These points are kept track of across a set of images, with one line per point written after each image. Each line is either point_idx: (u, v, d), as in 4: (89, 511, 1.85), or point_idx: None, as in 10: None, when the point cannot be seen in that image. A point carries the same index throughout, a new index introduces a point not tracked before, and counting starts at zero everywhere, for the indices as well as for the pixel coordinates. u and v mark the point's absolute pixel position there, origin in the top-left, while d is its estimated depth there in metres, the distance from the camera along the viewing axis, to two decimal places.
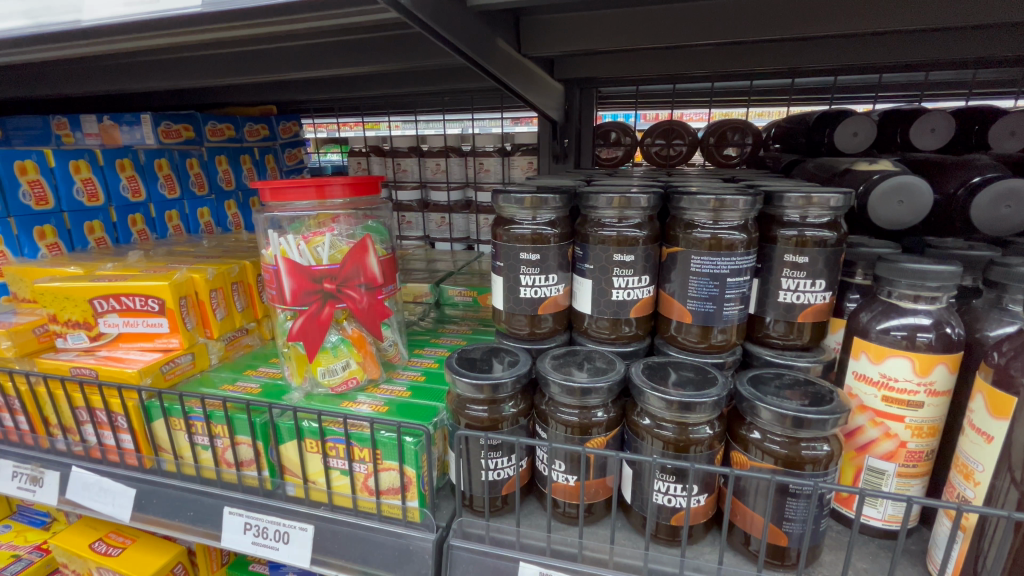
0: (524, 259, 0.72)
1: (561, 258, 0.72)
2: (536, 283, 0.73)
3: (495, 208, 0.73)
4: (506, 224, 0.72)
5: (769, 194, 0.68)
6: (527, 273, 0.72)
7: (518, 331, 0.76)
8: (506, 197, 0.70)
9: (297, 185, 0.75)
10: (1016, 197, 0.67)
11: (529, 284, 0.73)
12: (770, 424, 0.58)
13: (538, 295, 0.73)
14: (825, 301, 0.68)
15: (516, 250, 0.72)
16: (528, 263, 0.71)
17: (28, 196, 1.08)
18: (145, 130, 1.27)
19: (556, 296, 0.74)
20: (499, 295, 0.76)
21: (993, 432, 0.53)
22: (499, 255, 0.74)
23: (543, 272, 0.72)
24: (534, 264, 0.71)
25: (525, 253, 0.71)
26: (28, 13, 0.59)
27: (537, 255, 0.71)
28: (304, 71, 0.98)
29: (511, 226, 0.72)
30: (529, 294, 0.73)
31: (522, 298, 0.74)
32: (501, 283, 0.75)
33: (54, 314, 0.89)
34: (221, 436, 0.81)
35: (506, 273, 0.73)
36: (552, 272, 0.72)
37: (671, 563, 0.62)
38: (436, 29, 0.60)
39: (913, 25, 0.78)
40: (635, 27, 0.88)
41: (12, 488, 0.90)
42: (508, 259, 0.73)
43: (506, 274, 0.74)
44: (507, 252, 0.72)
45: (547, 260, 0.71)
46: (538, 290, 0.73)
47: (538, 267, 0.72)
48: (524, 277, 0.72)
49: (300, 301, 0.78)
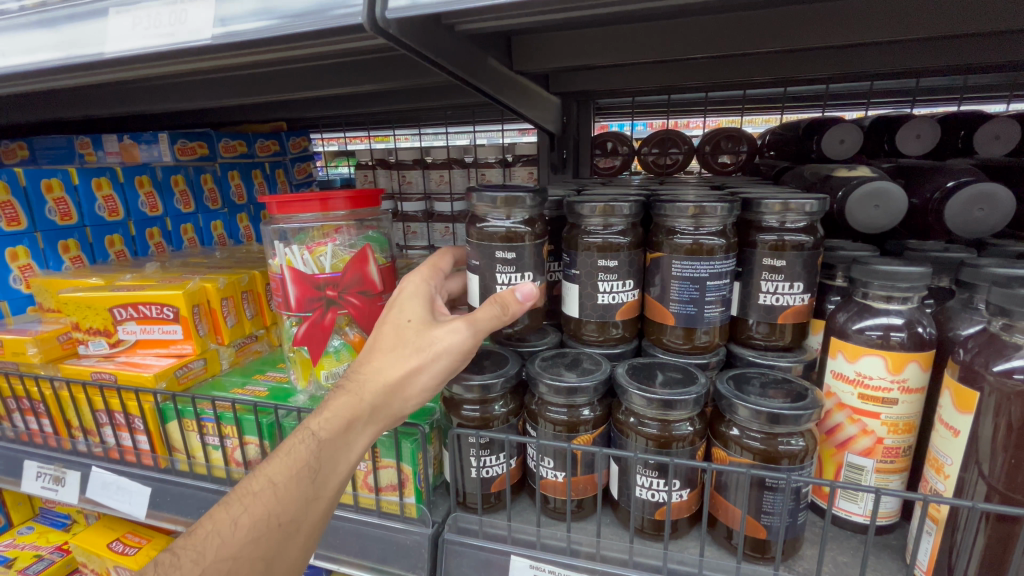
0: (499, 258, 0.72)
1: (536, 256, 0.73)
2: (512, 281, 0.72)
3: (468, 207, 0.74)
4: (479, 223, 0.73)
5: (748, 201, 0.71)
6: (504, 271, 0.72)
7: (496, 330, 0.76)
8: (479, 196, 0.71)
9: (301, 199, 0.81)
10: (987, 200, 0.69)
11: (505, 282, 0.72)
12: (747, 421, 0.61)
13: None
14: (804, 303, 0.71)
15: (491, 249, 0.72)
16: (503, 261, 0.71)
17: (53, 212, 1.15)
18: (162, 148, 1.36)
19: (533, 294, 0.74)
20: (474, 294, 0.76)
21: (960, 427, 0.55)
22: (474, 254, 0.74)
23: (518, 270, 0.72)
24: (509, 262, 0.71)
25: (501, 251, 0.71)
26: (58, 46, 0.65)
27: (511, 253, 0.71)
28: (309, 91, 1.03)
29: (483, 225, 0.72)
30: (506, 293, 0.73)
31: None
32: (475, 282, 0.75)
33: (77, 322, 0.95)
34: (230, 436, 0.85)
35: (483, 271, 0.73)
36: (528, 270, 0.72)
37: (655, 556, 0.64)
38: (424, 53, 0.64)
39: (889, 36, 0.80)
40: (623, 42, 0.92)
41: (36, 488, 0.95)
42: (484, 257, 0.72)
43: (482, 273, 0.73)
44: (482, 251, 0.72)
45: (522, 257, 0.71)
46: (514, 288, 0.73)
47: (514, 265, 0.72)
48: (500, 275, 0.72)
49: (305, 307, 0.83)
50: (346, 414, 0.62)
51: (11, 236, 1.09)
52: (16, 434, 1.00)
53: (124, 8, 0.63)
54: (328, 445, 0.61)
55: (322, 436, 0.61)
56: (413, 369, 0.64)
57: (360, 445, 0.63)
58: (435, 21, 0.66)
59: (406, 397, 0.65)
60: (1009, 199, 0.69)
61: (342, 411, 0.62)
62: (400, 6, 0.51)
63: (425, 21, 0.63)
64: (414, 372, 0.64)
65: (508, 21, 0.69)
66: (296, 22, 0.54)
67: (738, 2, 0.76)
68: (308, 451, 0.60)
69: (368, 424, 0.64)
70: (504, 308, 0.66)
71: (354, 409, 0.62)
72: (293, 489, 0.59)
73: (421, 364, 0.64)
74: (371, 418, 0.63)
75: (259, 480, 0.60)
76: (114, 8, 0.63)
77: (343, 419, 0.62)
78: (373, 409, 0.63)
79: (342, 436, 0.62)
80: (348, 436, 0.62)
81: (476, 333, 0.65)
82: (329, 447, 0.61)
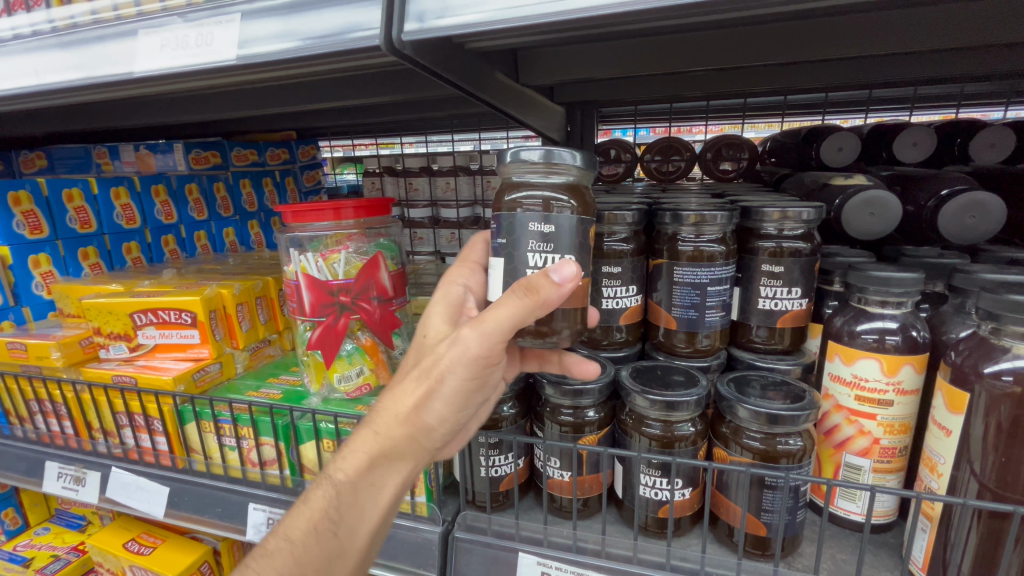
0: (532, 232, 0.56)
1: (580, 236, 0.57)
2: (546, 265, 0.56)
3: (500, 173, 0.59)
4: (510, 190, 0.58)
5: (747, 209, 0.73)
6: (537, 250, 0.56)
7: (522, 332, 0.58)
8: (514, 154, 0.57)
9: (316, 208, 0.84)
10: (979, 209, 0.72)
11: (538, 266, 0.56)
12: (748, 421, 0.63)
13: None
14: (802, 308, 0.73)
15: (522, 220, 0.56)
16: (537, 236, 0.56)
17: (73, 221, 1.18)
18: (177, 157, 1.38)
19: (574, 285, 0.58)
20: (497, 284, 0.59)
21: (951, 426, 0.57)
22: (501, 229, 0.58)
23: (557, 251, 0.56)
24: (546, 238, 0.56)
25: (535, 222, 0.56)
26: (89, 66, 0.68)
27: (550, 224, 0.55)
28: (321, 103, 1.06)
29: (516, 192, 0.57)
30: None
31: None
32: (499, 267, 0.59)
33: (98, 327, 0.98)
34: (246, 437, 0.88)
35: (509, 251, 0.57)
36: (568, 252, 0.56)
37: (659, 552, 0.66)
38: (435, 71, 0.67)
39: (883, 50, 0.83)
40: (625, 56, 0.94)
41: (57, 488, 0.98)
42: (514, 232, 0.57)
43: (509, 253, 0.57)
44: (512, 223, 0.57)
45: (562, 233, 0.56)
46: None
47: (552, 243, 0.56)
48: (532, 255, 0.56)
49: (319, 312, 0.86)
50: (367, 453, 0.58)
51: (33, 244, 1.12)
52: (37, 436, 1.03)
53: (153, 30, 0.66)
54: (350, 489, 0.58)
55: (340, 480, 0.58)
56: (425, 396, 0.58)
57: (385, 488, 0.60)
58: (445, 40, 0.69)
59: (427, 427, 0.59)
60: (1000, 207, 0.72)
61: (363, 450, 0.58)
62: (413, 30, 0.54)
63: (436, 41, 0.67)
64: (424, 399, 0.57)
65: (515, 39, 0.72)
66: (318, 44, 0.57)
67: (738, 18, 0.78)
68: (327, 498, 0.57)
69: (392, 463, 0.59)
70: (532, 296, 0.53)
71: (375, 447, 0.58)
72: (312, 548, 0.56)
73: (437, 387, 0.58)
74: (395, 455, 0.59)
75: (275, 540, 0.57)
76: (143, 29, 0.67)
77: (364, 461, 0.58)
78: (394, 445, 0.58)
79: (364, 479, 0.58)
80: (371, 478, 0.59)
81: (489, 342, 0.55)
82: (350, 492, 0.58)
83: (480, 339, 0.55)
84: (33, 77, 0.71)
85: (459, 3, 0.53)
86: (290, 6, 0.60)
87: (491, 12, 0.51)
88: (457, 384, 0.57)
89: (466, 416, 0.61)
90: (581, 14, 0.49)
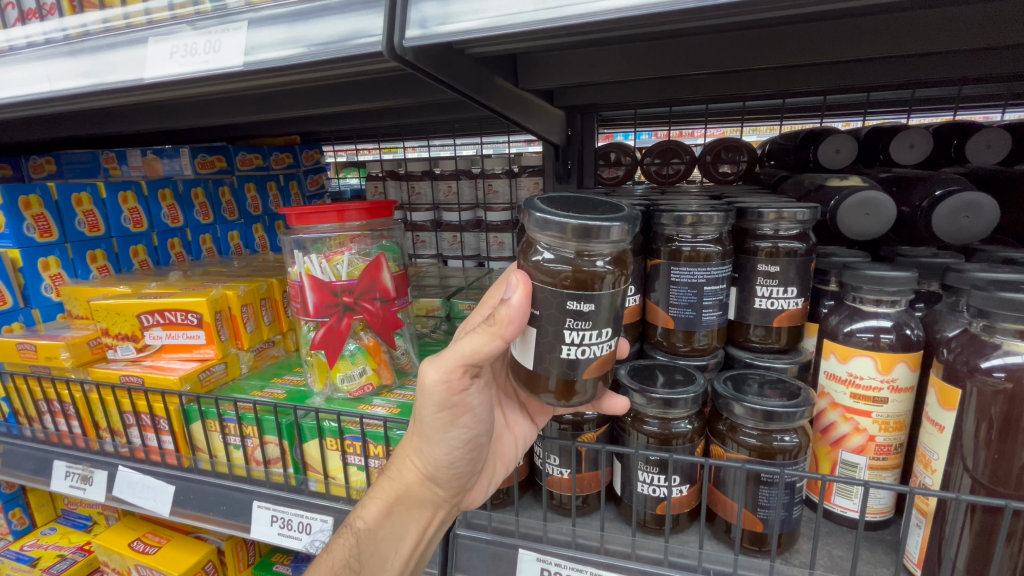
0: (570, 311, 0.52)
1: (616, 307, 0.54)
2: (584, 341, 0.54)
3: (526, 230, 0.54)
4: (541, 256, 0.53)
5: (743, 210, 0.74)
6: (574, 327, 0.53)
7: (545, 393, 0.56)
8: (545, 222, 0.50)
9: (319, 210, 0.86)
10: (972, 208, 0.74)
11: (574, 342, 0.54)
12: (744, 418, 0.64)
13: (586, 355, 0.54)
14: (798, 307, 0.74)
15: (559, 298, 0.52)
16: (578, 315, 0.52)
17: (82, 224, 1.20)
18: (184, 162, 1.44)
19: (607, 356, 0.56)
20: (527, 349, 0.56)
21: (944, 422, 0.58)
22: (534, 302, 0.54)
23: (595, 326, 0.54)
24: (585, 317, 0.53)
25: (575, 301, 0.52)
26: (100, 72, 0.70)
27: (592, 304, 0.52)
28: (324, 107, 1.08)
29: (546, 259, 0.52)
30: (573, 354, 0.54)
31: (569, 360, 0.54)
32: (530, 338, 0.55)
33: (106, 328, 1.00)
34: (250, 436, 0.90)
35: (544, 327, 0.54)
36: (606, 326, 0.54)
37: (657, 549, 0.67)
38: (436, 75, 0.69)
39: (879, 53, 0.84)
40: (625, 59, 0.95)
41: (65, 487, 1.00)
42: (549, 308, 0.53)
43: (543, 327, 0.54)
44: (545, 300, 0.53)
45: (604, 311, 0.53)
46: (586, 349, 0.54)
47: (591, 322, 0.53)
48: (572, 333, 0.53)
49: (322, 313, 0.87)
50: (381, 501, 0.67)
51: (43, 247, 1.14)
52: (46, 435, 1.05)
53: (162, 37, 0.68)
54: (367, 536, 0.65)
55: (359, 526, 0.66)
56: (424, 443, 0.65)
57: (402, 534, 0.67)
58: (445, 46, 0.71)
59: (432, 471, 0.66)
60: (993, 207, 0.73)
61: (379, 498, 0.67)
62: (415, 36, 0.56)
63: (437, 46, 0.68)
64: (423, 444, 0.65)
65: (514, 43, 0.74)
66: (322, 50, 0.59)
67: (734, 23, 0.80)
68: (350, 543, 0.65)
69: (406, 510, 0.67)
70: (494, 320, 0.55)
71: (389, 496, 0.67)
72: None
73: (425, 439, 0.65)
74: (407, 502, 0.67)
75: None
76: (153, 37, 0.69)
77: (379, 509, 0.66)
78: (406, 491, 0.67)
79: (380, 525, 0.66)
80: (387, 525, 0.66)
81: (449, 374, 0.59)
82: (368, 538, 0.65)
83: (443, 374, 0.59)
84: (45, 84, 0.72)
85: (459, 10, 0.55)
86: (296, 13, 0.62)
87: (491, 18, 0.53)
88: (441, 430, 0.64)
89: (461, 463, 0.67)
90: (579, 19, 0.50)
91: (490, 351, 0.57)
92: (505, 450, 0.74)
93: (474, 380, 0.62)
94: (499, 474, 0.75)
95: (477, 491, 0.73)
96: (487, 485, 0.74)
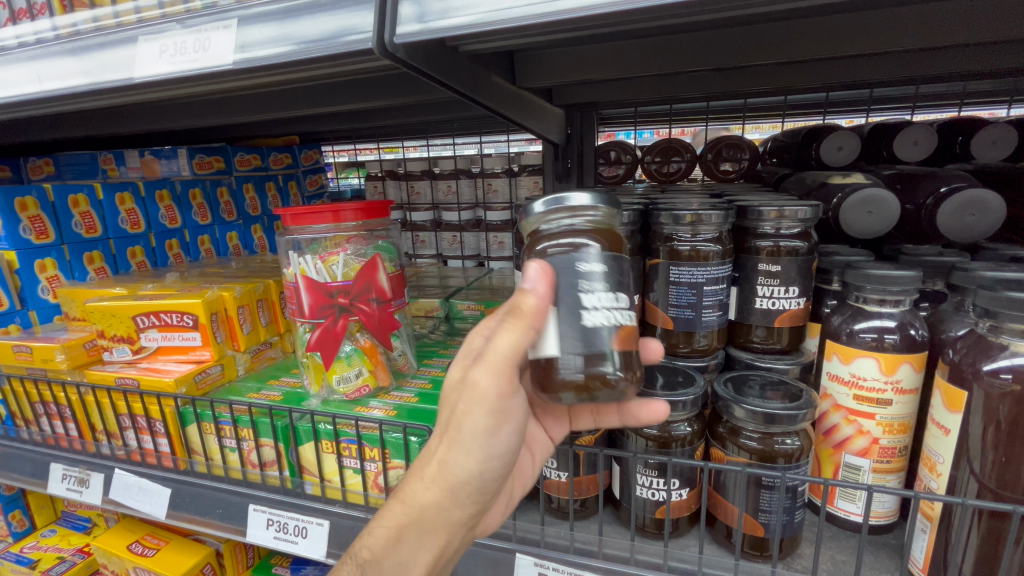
0: (583, 273, 0.53)
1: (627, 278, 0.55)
2: (603, 304, 0.53)
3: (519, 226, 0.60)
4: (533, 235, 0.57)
5: (744, 208, 0.73)
6: (591, 291, 0.53)
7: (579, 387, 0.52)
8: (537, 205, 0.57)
9: (314, 211, 0.84)
10: (979, 205, 0.72)
11: (596, 306, 0.53)
12: (745, 421, 0.63)
13: (608, 321, 0.53)
14: (800, 307, 0.73)
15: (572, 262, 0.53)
16: (591, 278, 0.53)
17: (79, 226, 1.20)
18: (181, 163, 1.43)
19: (622, 326, 0.54)
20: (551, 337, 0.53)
21: (950, 425, 0.56)
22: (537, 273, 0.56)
23: (608, 290, 0.53)
24: (598, 277, 0.53)
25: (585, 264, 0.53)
26: (89, 72, 0.69)
27: (598, 263, 0.53)
28: (320, 106, 1.07)
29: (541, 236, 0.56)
30: (599, 319, 0.52)
31: (593, 328, 0.52)
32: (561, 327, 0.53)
33: (102, 330, 1.00)
34: (246, 439, 0.89)
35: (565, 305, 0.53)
36: (622, 292, 0.55)
37: (656, 553, 0.66)
38: (430, 73, 0.68)
39: (881, 49, 0.82)
40: (622, 56, 0.94)
41: (62, 489, 1.00)
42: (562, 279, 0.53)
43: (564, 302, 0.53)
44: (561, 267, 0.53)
45: (615, 272, 0.54)
46: (608, 313, 0.53)
47: (605, 281, 0.53)
48: (590, 297, 0.53)
49: (317, 315, 0.86)
50: (390, 526, 0.60)
51: (39, 248, 1.14)
52: (42, 438, 1.05)
53: (152, 36, 0.67)
54: (375, 565, 0.59)
55: (364, 556, 0.60)
56: (450, 456, 0.59)
57: (414, 561, 0.60)
58: (438, 44, 0.70)
59: (457, 486, 0.60)
60: (998, 203, 0.72)
61: (389, 524, 0.60)
62: (411, 32, 0.55)
63: (430, 45, 0.67)
64: (451, 453, 0.59)
65: (508, 41, 0.73)
66: (312, 48, 0.58)
67: (734, 18, 0.79)
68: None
69: (421, 535, 0.60)
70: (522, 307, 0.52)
71: (403, 517, 0.60)
72: None
73: (455, 450, 0.59)
74: (424, 525, 0.60)
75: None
76: (142, 36, 0.68)
77: (389, 535, 0.59)
78: (422, 512, 0.59)
79: (390, 554, 0.59)
80: (397, 555, 0.59)
81: (499, 376, 0.56)
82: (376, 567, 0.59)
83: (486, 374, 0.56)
84: (36, 84, 0.72)
85: (456, 3, 0.53)
86: (286, 11, 0.61)
87: (485, 13, 0.52)
88: (470, 442, 0.58)
89: (490, 482, 0.62)
90: (571, 14, 0.49)
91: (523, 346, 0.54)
92: (522, 466, 0.71)
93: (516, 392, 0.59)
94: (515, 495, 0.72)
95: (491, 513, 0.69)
96: (503, 507, 0.71)
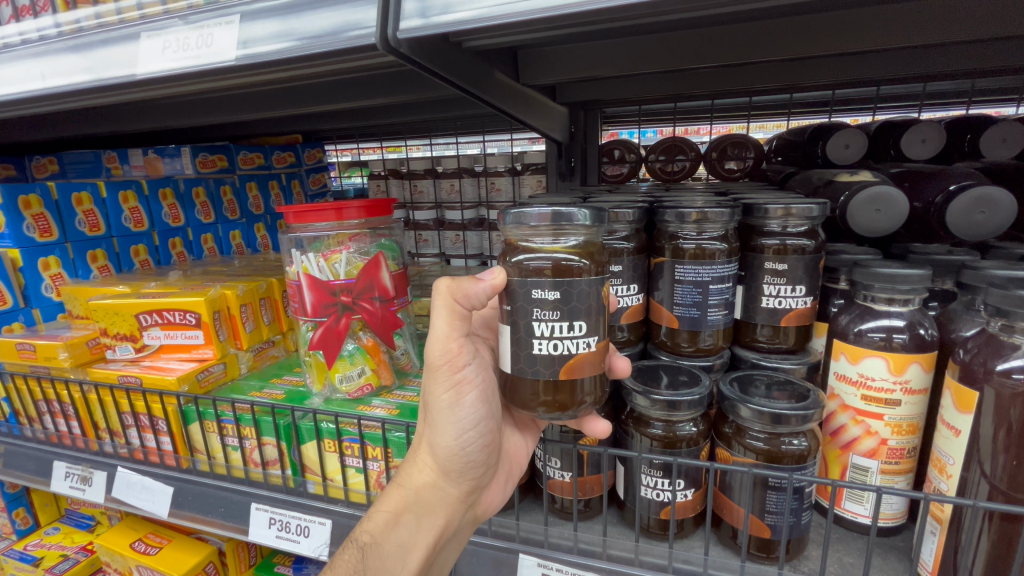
0: (538, 300, 0.54)
1: (595, 301, 0.55)
2: (555, 333, 0.54)
3: (504, 231, 0.56)
4: (518, 256, 0.55)
5: (750, 206, 0.72)
6: (543, 318, 0.54)
7: (536, 404, 0.56)
8: (521, 216, 0.53)
9: (318, 209, 0.85)
10: (988, 203, 0.71)
11: (544, 334, 0.54)
12: (751, 422, 0.62)
13: (559, 351, 0.54)
14: (807, 305, 0.72)
15: (528, 288, 0.54)
16: (543, 304, 0.54)
17: (82, 224, 1.20)
18: (185, 161, 1.42)
19: (589, 353, 0.56)
20: (506, 354, 0.58)
21: (961, 426, 0.56)
22: (509, 297, 0.56)
23: (562, 319, 0.54)
24: (551, 306, 0.54)
25: (540, 291, 0.53)
26: (92, 69, 0.69)
27: (556, 292, 0.53)
28: (323, 105, 1.07)
29: (522, 256, 0.54)
30: (547, 349, 0.55)
31: (540, 357, 0.55)
32: (506, 334, 0.57)
33: (105, 328, 1.00)
34: (249, 437, 0.89)
35: (516, 321, 0.55)
36: (580, 319, 0.54)
37: (661, 555, 0.65)
38: (433, 69, 0.67)
39: (891, 45, 0.81)
40: (627, 53, 0.93)
41: (65, 487, 0.99)
42: (518, 302, 0.55)
43: (514, 322, 0.56)
44: (519, 293, 0.55)
45: (571, 300, 0.53)
46: (558, 343, 0.54)
47: (560, 311, 0.54)
48: (540, 325, 0.54)
49: (320, 313, 0.86)
50: (389, 511, 0.65)
51: (42, 247, 1.14)
52: (46, 436, 1.05)
53: (155, 32, 0.67)
54: (375, 548, 0.63)
55: (364, 540, 0.64)
56: (434, 438, 0.65)
57: (414, 541, 0.64)
58: (442, 39, 0.69)
59: (444, 465, 0.65)
60: (1009, 202, 0.71)
61: (387, 508, 0.65)
62: (413, 27, 0.54)
63: (433, 40, 0.67)
64: (432, 433, 0.65)
65: (512, 37, 0.72)
66: (314, 43, 0.58)
67: (741, 12, 0.77)
68: (355, 558, 0.63)
69: (416, 518, 0.64)
70: (456, 287, 0.60)
71: (398, 502, 0.65)
72: None
73: (436, 429, 0.65)
74: (417, 506, 0.65)
75: None
76: (145, 32, 0.68)
77: (387, 519, 0.64)
78: (416, 494, 0.65)
79: (388, 535, 0.63)
80: (395, 535, 0.64)
81: (447, 354, 0.62)
82: (377, 550, 0.63)
83: (438, 351, 0.62)
84: (39, 81, 0.72)
85: None
86: (288, 6, 0.60)
87: (488, 7, 0.51)
88: (446, 420, 0.63)
89: (473, 455, 0.65)
90: (577, 8, 0.48)
91: (457, 320, 0.62)
92: (518, 451, 0.74)
93: (469, 363, 0.63)
94: (516, 477, 0.74)
95: (494, 495, 0.72)
96: (504, 487, 0.73)
